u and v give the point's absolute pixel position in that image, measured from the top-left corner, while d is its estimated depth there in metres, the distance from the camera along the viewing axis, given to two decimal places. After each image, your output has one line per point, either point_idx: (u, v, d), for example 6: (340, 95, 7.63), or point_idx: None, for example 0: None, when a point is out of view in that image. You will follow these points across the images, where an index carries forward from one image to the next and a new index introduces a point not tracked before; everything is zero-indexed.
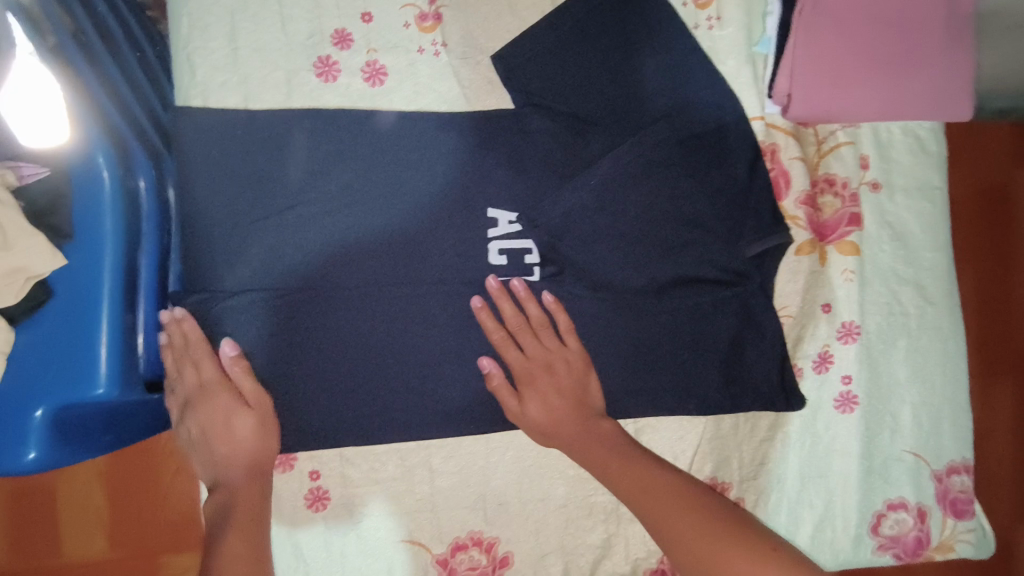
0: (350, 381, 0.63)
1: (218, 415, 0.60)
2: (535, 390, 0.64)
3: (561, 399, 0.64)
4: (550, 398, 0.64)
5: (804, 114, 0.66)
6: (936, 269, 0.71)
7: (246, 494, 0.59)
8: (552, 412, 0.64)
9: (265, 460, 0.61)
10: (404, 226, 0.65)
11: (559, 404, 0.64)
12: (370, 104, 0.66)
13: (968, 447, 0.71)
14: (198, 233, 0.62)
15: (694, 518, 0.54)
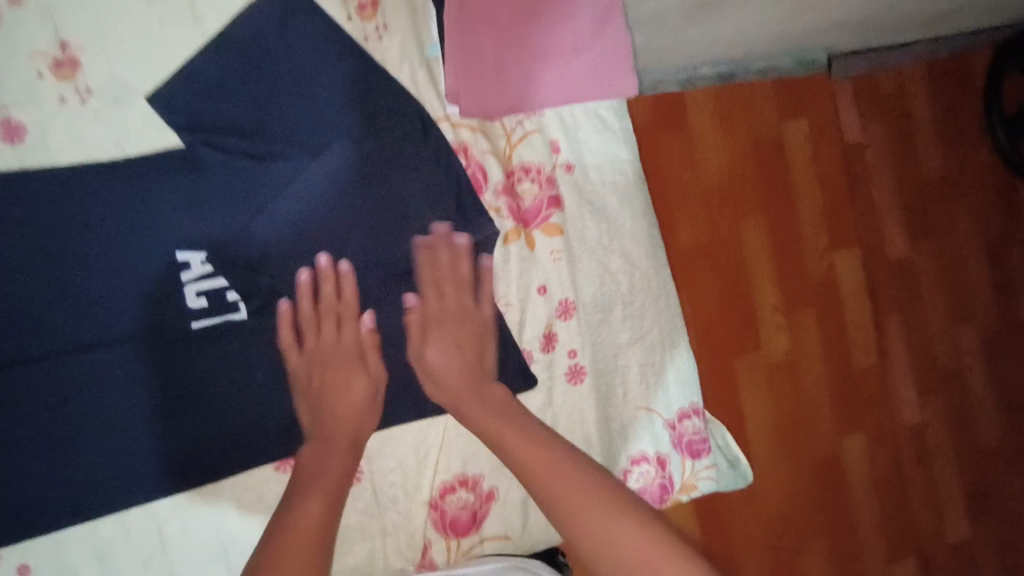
0: (45, 460, 0.59)
1: (339, 380, 0.64)
2: (337, 367, 0.64)
3: (348, 377, 0.64)
4: (344, 384, 0.64)
5: (477, 110, 0.70)
6: (637, 235, 0.77)
7: (330, 475, 0.60)
8: (454, 365, 0.66)
9: (353, 421, 0.64)
10: (77, 286, 0.60)
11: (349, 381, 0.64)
12: (13, 163, 0.59)
13: (690, 391, 0.78)
14: None
15: (577, 479, 0.56)
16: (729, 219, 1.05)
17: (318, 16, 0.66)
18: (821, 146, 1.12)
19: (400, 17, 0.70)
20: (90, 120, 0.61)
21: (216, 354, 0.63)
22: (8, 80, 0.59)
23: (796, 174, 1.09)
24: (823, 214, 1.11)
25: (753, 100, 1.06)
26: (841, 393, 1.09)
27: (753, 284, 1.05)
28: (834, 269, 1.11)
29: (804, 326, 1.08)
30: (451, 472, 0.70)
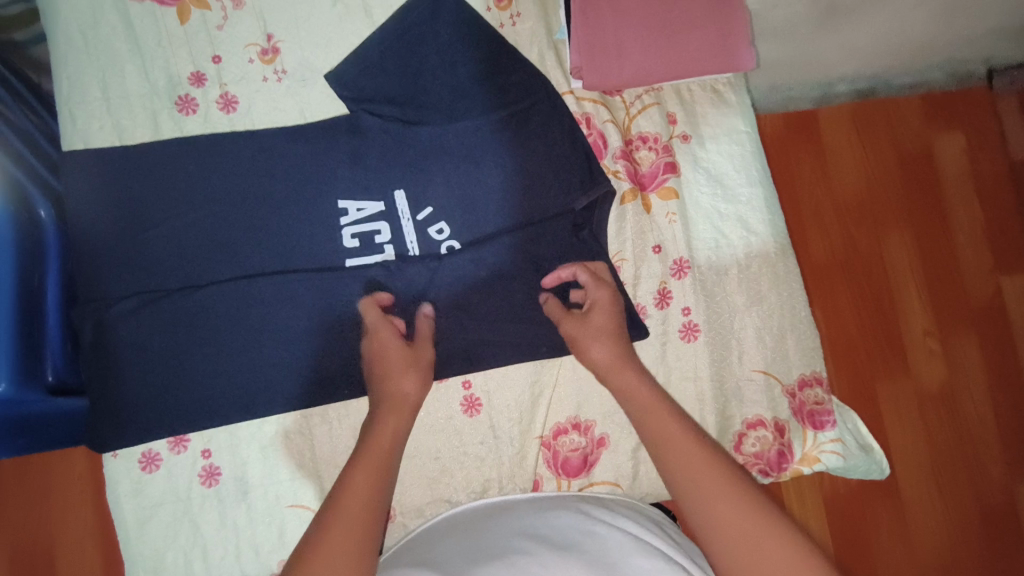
0: (231, 364, 0.71)
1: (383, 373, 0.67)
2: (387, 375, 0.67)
3: (395, 364, 0.67)
4: (391, 372, 0.67)
5: (600, 82, 0.76)
6: (754, 203, 0.78)
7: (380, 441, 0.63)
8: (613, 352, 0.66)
9: (410, 398, 0.66)
10: (264, 222, 0.73)
11: (396, 366, 0.67)
12: (229, 127, 0.75)
13: (815, 360, 0.76)
14: (85, 252, 0.71)
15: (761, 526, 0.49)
16: (870, 233, 1.12)
17: (463, 7, 0.78)
18: (982, 165, 1.13)
19: (530, 6, 0.80)
20: (284, 94, 0.76)
21: (360, 289, 0.72)
22: (230, 65, 0.76)
23: (952, 194, 1.13)
24: (986, 238, 1.12)
25: (901, 116, 1.13)
26: (1013, 425, 1.07)
27: (899, 302, 1.10)
28: (1002, 294, 1.10)
29: (961, 351, 1.09)
30: (565, 413, 0.75)
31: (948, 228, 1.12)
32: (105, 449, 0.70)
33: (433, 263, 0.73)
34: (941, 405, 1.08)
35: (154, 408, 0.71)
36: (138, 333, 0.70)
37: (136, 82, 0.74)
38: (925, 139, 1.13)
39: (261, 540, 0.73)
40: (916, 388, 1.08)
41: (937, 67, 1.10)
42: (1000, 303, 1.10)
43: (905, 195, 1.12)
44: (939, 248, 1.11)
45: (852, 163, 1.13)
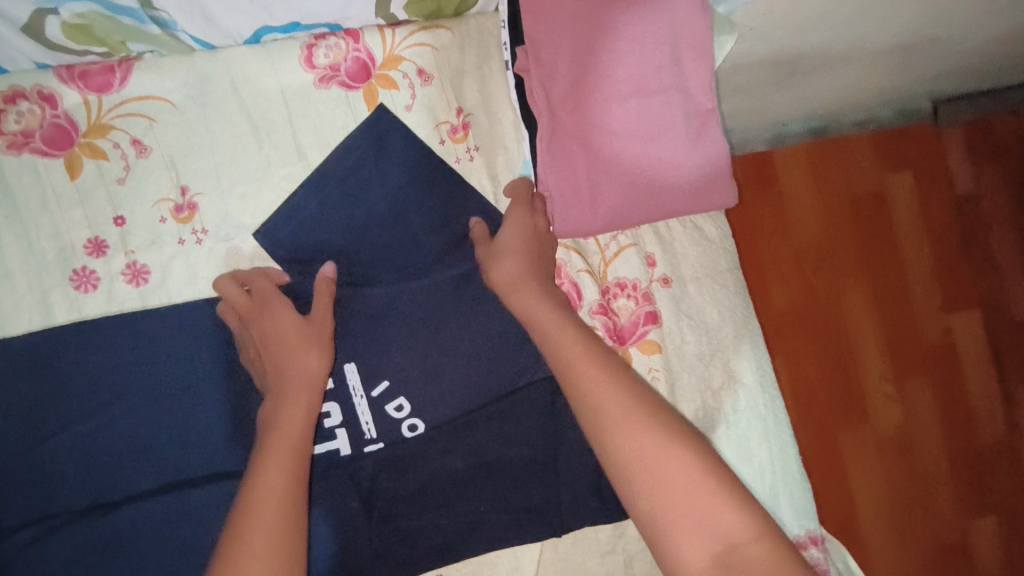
0: None
1: (270, 328, 0.59)
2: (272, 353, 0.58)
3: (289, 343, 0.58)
4: (281, 343, 0.58)
5: (571, 228, 0.68)
6: (740, 348, 0.72)
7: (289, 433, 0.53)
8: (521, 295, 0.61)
9: (307, 375, 0.57)
10: (192, 418, 0.63)
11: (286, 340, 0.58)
12: (139, 304, 0.63)
13: (809, 517, 0.71)
14: None
15: None
16: (829, 277, 1.09)
17: (413, 144, 0.68)
18: (930, 200, 1.12)
19: (489, 137, 0.70)
20: (204, 260, 0.64)
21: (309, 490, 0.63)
22: (136, 227, 0.63)
23: (904, 234, 1.11)
24: (935, 276, 1.12)
25: (854, 152, 1.09)
26: (964, 465, 1.10)
27: (856, 347, 1.08)
28: (951, 333, 1.12)
29: (914, 394, 1.09)
30: None
31: (901, 269, 1.10)
32: None
33: (398, 456, 0.65)
34: (900, 452, 1.08)
35: None
36: (44, 568, 0.59)
37: (19, 258, 0.61)
38: (877, 176, 1.10)
39: None
40: (878, 439, 1.07)
41: (888, 106, 1.08)
42: (950, 342, 1.12)
43: (860, 236, 1.10)
44: (892, 290, 1.10)
45: (807, 206, 1.08)
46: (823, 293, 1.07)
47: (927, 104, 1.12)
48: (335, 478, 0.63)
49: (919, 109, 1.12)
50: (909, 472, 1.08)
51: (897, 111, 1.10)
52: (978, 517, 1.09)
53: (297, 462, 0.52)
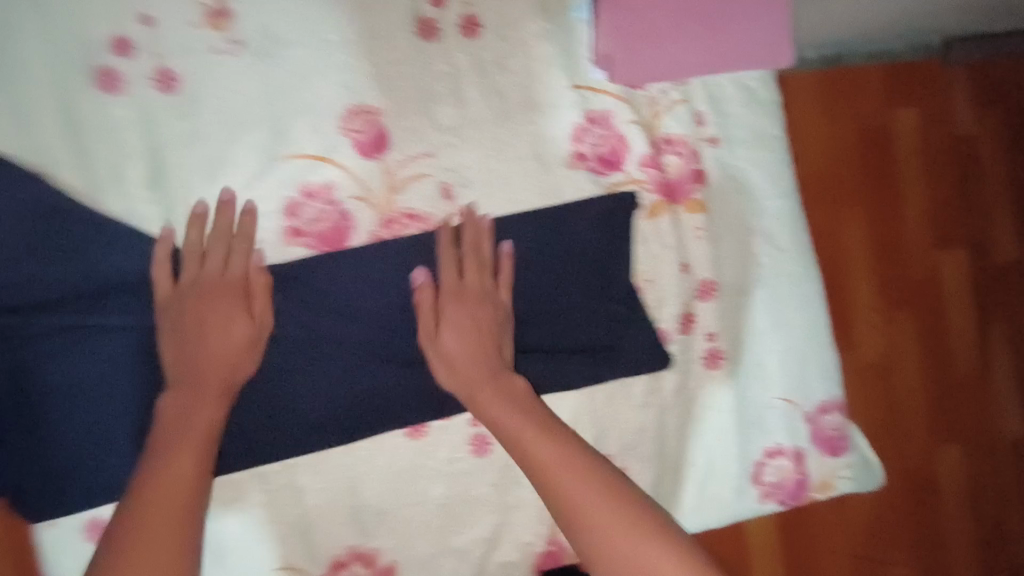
0: None
1: (467, 310, 0.61)
2: (452, 318, 0.61)
3: (479, 357, 0.61)
4: (466, 324, 0.61)
5: (626, 74, 0.66)
6: (782, 217, 0.71)
7: (194, 433, 0.54)
8: (466, 342, 0.61)
9: (478, 377, 0.60)
10: (232, 248, 0.61)
11: (478, 346, 0.61)
12: (170, 113, 0.60)
13: (835, 384, 0.73)
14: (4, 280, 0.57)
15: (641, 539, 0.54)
16: (825, 205, 0.96)
17: None
18: (930, 135, 1.00)
19: None
20: (238, 73, 0.61)
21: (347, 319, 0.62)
22: (165, 30, 0.59)
23: (902, 162, 0.98)
24: (931, 210, 0.99)
25: (860, 80, 0.97)
26: (940, 408, 0.99)
27: (844, 277, 0.97)
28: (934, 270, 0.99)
29: (897, 328, 0.98)
30: None
31: (895, 201, 0.98)
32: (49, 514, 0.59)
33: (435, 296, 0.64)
34: (875, 384, 0.97)
35: (108, 470, 0.59)
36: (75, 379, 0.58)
37: (43, 52, 0.58)
38: (882, 107, 0.98)
39: None
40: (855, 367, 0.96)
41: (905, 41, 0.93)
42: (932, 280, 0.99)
43: (858, 162, 0.97)
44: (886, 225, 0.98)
45: (812, 130, 0.96)
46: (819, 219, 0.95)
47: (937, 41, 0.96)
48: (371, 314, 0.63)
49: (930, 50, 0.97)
50: (883, 397, 0.97)
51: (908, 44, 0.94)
52: (945, 443, 0.99)
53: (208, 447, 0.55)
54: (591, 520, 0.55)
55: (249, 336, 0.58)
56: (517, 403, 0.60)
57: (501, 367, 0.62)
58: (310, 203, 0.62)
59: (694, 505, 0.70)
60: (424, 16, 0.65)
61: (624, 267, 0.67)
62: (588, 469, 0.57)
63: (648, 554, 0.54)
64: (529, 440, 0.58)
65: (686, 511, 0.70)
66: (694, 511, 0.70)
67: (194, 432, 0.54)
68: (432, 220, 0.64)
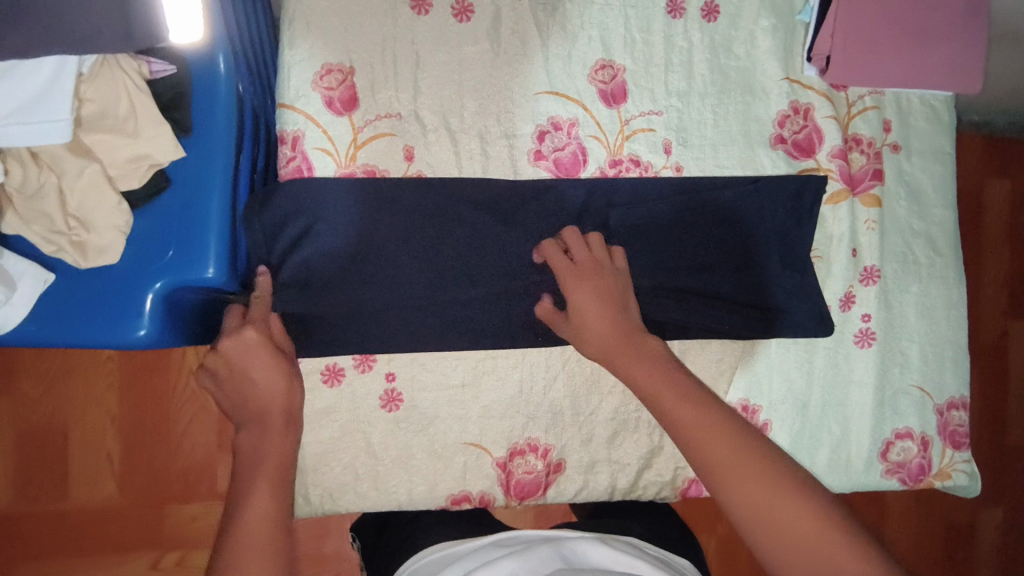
0: (438, 302, 0.68)
1: (570, 274, 0.64)
2: (578, 291, 0.63)
3: (608, 311, 0.63)
4: (585, 287, 0.63)
5: (841, 75, 0.75)
6: (943, 227, 0.80)
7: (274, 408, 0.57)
8: (602, 319, 0.62)
9: (604, 325, 0.62)
10: (487, 162, 0.71)
11: (604, 311, 0.63)
12: (461, 38, 0.70)
13: (965, 384, 0.80)
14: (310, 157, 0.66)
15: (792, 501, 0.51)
16: None
17: None
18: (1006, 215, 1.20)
19: None
20: (524, 17, 0.71)
21: None
22: None
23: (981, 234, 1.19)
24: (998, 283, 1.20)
25: None
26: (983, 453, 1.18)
27: None
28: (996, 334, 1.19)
29: None
30: (738, 394, 0.76)
31: None
32: (299, 354, 0.66)
33: (644, 235, 0.73)
34: None
35: (353, 329, 0.67)
36: (364, 245, 0.67)
37: None
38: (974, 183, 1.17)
39: (432, 478, 0.71)
40: None
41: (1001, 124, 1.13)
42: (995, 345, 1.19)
43: None
44: None
45: None
46: None
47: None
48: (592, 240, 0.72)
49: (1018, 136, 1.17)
50: None
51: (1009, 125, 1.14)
52: None
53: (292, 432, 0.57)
54: (720, 475, 0.52)
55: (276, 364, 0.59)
56: (648, 362, 0.60)
57: (633, 326, 0.63)
58: (555, 134, 0.72)
59: (824, 467, 0.77)
60: None
61: (805, 241, 0.76)
62: (731, 425, 0.55)
63: (788, 514, 0.50)
64: (656, 386, 0.59)
65: (817, 471, 0.77)
66: (824, 472, 0.78)
67: (269, 459, 0.54)
68: (653, 168, 0.75)
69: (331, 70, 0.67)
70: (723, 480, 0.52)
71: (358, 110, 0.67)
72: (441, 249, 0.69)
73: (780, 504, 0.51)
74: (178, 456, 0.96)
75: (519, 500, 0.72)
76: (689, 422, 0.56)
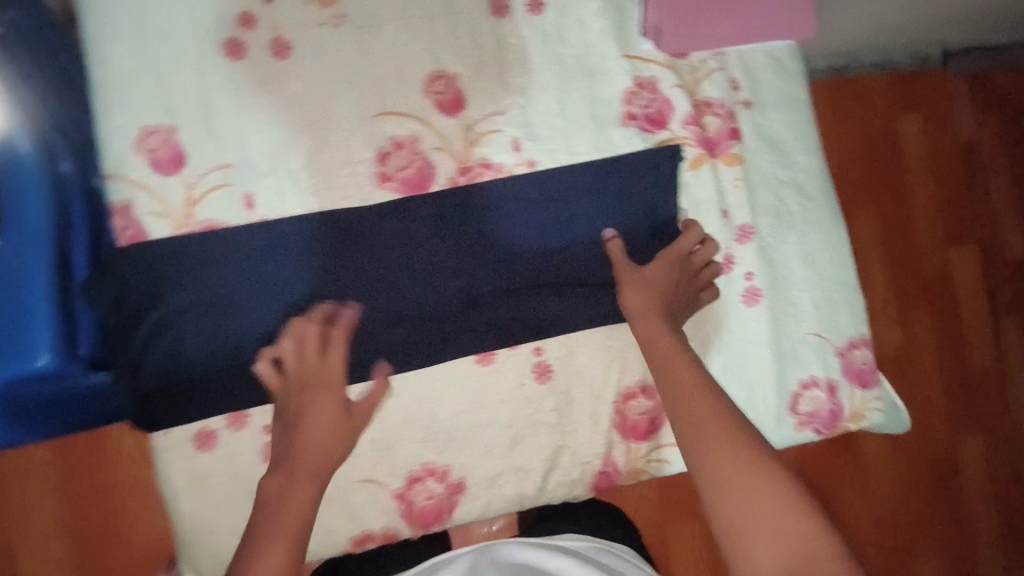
0: None
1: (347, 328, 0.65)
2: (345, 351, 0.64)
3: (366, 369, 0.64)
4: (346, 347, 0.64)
5: (673, 46, 0.76)
6: (811, 171, 0.80)
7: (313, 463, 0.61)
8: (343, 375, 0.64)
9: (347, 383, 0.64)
10: (331, 196, 0.70)
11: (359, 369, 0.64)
12: (283, 77, 0.69)
13: (861, 323, 0.80)
14: (141, 224, 0.65)
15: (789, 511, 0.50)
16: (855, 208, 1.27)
17: None
18: (936, 138, 1.31)
19: None
20: (345, 45, 0.70)
21: (437, 253, 0.71)
22: (284, 7, 0.69)
23: (909, 163, 1.31)
24: (937, 207, 1.31)
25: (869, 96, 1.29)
26: (948, 375, 1.29)
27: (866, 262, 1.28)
28: (946, 260, 1.30)
29: (915, 316, 1.29)
30: (635, 378, 0.74)
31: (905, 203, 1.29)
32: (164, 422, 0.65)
33: (502, 234, 0.73)
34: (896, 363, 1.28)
35: (221, 384, 0.66)
36: (221, 295, 0.66)
37: (179, 23, 0.66)
38: (891, 117, 1.30)
39: (331, 523, 0.69)
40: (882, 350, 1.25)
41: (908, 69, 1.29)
42: (945, 269, 1.30)
43: (874, 168, 1.29)
44: (895, 225, 1.29)
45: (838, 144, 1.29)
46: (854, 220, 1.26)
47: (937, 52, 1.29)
48: (460, 248, 0.72)
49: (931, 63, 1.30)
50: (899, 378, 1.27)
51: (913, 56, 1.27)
52: (950, 418, 1.28)
53: (321, 467, 0.61)
54: (721, 474, 0.54)
55: (339, 414, 0.64)
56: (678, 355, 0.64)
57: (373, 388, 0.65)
58: (397, 153, 0.72)
59: None
60: None
61: (671, 214, 0.76)
62: (731, 426, 0.57)
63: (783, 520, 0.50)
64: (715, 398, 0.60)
65: None
66: None
67: (294, 514, 0.57)
68: (506, 168, 0.74)
69: (151, 132, 0.65)
70: (709, 464, 0.55)
71: (186, 166, 0.66)
72: (301, 287, 0.68)
73: (780, 509, 0.50)
74: (118, 550, 0.92)
75: (425, 529, 0.71)
76: (714, 453, 0.55)
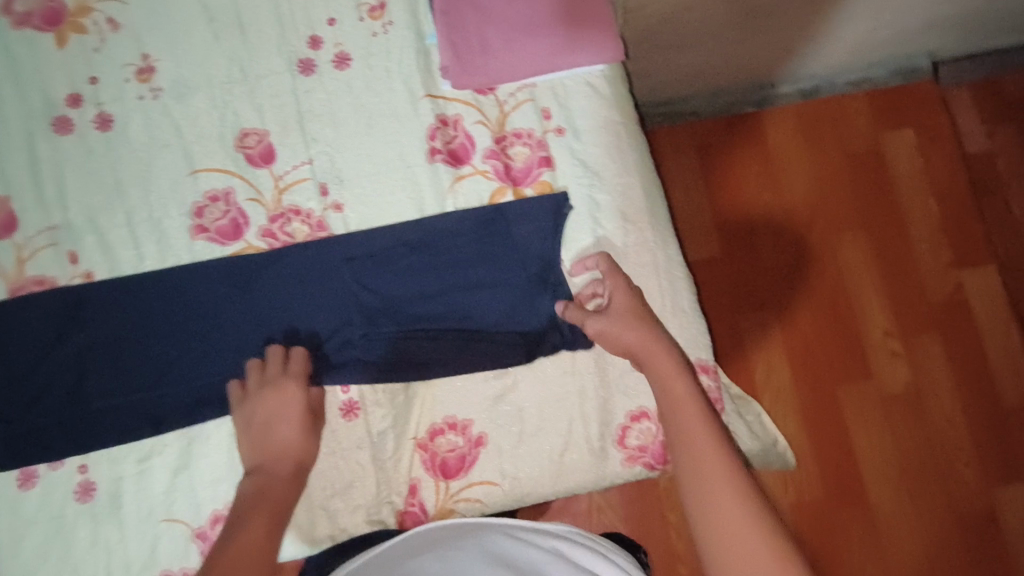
0: (128, 393, 0.74)
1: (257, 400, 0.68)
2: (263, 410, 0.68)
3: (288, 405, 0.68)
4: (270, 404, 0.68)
5: (466, 81, 0.78)
6: (628, 193, 0.77)
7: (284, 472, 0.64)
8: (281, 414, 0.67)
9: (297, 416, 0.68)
10: (146, 250, 0.75)
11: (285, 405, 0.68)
12: (105, 147, 0.77)
13: (700, 348, 0.75)
14: None
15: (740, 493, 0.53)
16: (823, 234, 1.25)
17: (336, 23, 0.80)
18: (934, 157, 1.28)
19: (401, 12, 0.81)
20: (160, 113, 0.77)
21: (251, 307, 0.75)
22: (106, 85, 0.77)
23: (902, 190, 1.27)
24: (944, 228, 1.26)
25: (844, 117, 1.28)
26: (975, 413, 1.21)
27: (853, 292, 1.24)
28: (959, 285, 1.24)
29: (920, 347, 1.22)
30: (443, 413, 0.73)
31: (904, 228, 1.26)
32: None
33: (312, 283, 0.75)
34: (903, 407, 1.21)
35: (49, 431, 0.73)
36: (45, 351, 0.74)
37: (16, 109, 0.76)
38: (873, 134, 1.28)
39: (135, 558, 0.71)
40: (881, 393, 1.21)
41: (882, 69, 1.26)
42: (960, 295, 1.24)
43: (855, 192, 1.26)
44: (901, 249, 1.25)
45: (795, 163, 1.27)
46: (818, 249, 1.25)
47: (924, 63, 1.27)
48: (271, 300, 0.75)
49: (919, 71, 1.28)
50: (913, 420, 1.20)
51: (891, 71, 1.27)
52: (980, 457, 1.19)
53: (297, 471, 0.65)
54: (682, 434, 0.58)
55: (301, 430, 0.68)
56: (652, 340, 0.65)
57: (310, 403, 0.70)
58: (212, 206, 0.76)
59: (554, 469, 0.73)
60: (303, 57, 0.79)
61: (485, 257, 0.76)
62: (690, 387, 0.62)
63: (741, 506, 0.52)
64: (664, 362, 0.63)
65: (546, 474, 0.73)
66: (554, 474, 0.73)
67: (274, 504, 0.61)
68: (314, 214, 0.77)
69: None
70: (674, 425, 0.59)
71: (17, 231, 0.75)
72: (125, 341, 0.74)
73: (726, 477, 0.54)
74: None
75: None
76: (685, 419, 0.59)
